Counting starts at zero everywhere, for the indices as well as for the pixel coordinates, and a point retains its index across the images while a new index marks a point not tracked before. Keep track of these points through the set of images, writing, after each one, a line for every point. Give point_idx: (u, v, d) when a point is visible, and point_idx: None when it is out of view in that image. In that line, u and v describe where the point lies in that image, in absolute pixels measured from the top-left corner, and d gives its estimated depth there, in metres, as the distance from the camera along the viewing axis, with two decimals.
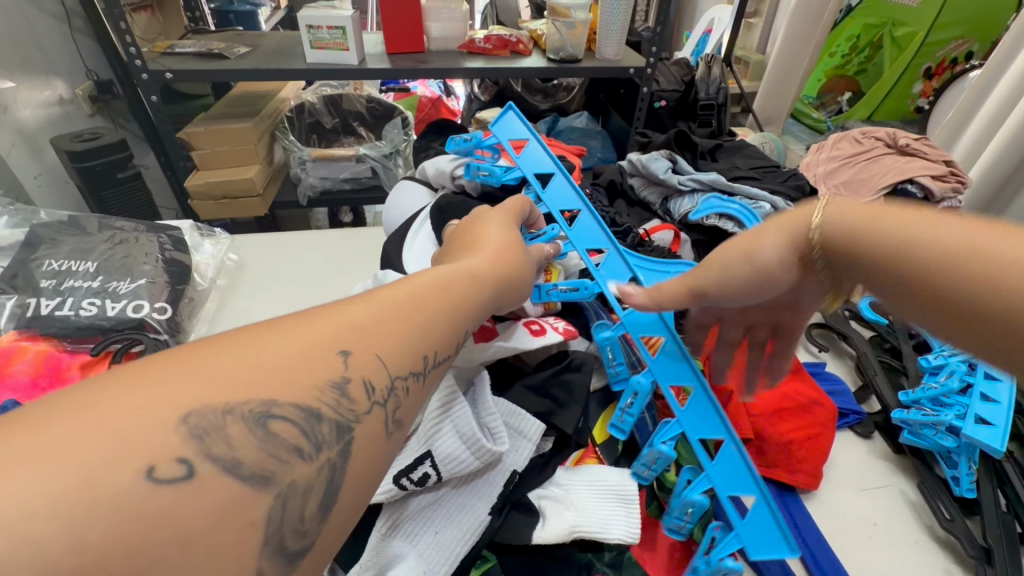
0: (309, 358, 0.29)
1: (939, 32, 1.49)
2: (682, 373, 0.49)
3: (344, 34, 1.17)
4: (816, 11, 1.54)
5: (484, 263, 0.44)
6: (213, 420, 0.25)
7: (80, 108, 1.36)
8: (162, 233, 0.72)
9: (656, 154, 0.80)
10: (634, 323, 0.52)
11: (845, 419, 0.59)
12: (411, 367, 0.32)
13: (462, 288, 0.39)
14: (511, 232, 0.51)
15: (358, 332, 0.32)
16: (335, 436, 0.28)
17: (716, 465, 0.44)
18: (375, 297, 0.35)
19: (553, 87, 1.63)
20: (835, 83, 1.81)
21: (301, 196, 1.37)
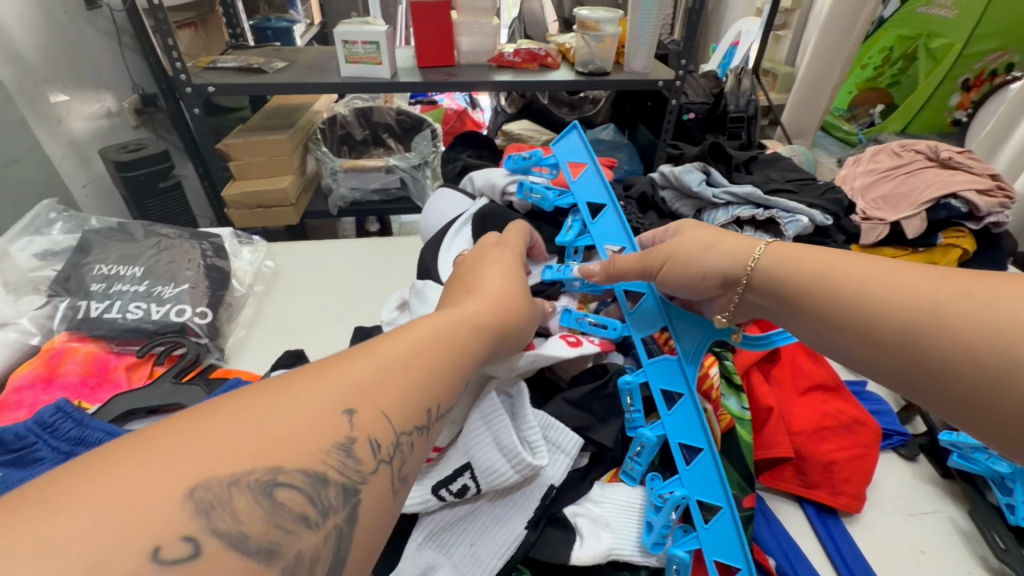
0: (315, 420, 0.28)
1: (977, 44, 1.45)
2: (696, 432, 0.46)
3: (378, 49, 1.20)
4: (849, 22, 1.53)
5: (484, 310, 0.42)
6: (220, 493, 0.24)
7: (126, 120, 1.42)
8: (204, 240, 0.74)
9: (689, 165, 0.80)
10: (656, 373, 0.49)
11: (888, 440, 0.57)
12: (414, 421, 0.32)
13: (464, 336, 0.39)
14: (513, 278, 0.49)
15: (360, 390, 0.31)
16: (341, 500, 0.28)
17: (709, 529, 0.43)
18: (372, 349, 0.34)
19: (580, 100, 1.65)
20: (868, 96, 1.77)
21: (331, 206, 1.41)
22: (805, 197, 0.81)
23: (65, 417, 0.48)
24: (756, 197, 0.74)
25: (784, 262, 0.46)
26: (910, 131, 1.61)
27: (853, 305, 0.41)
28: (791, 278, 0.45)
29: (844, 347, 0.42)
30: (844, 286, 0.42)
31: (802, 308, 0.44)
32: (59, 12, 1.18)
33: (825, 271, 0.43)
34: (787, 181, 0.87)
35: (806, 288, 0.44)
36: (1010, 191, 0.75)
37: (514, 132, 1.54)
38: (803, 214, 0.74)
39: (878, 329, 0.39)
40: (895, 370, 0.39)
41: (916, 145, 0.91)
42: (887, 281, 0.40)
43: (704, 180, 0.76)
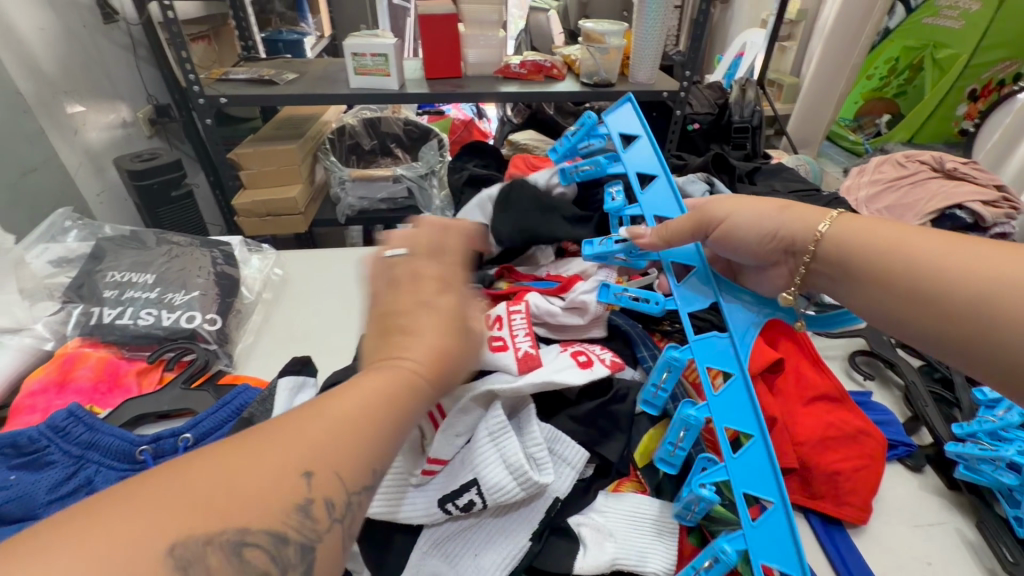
0: (274, 478, 0.29)
1: (983, 54, 1.47)
2: (745, 416, 0.42)
3: (387, 61, 1.22)
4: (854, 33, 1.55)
5: (433, 360, 0.36)
6: (194, 550, 0.26)
7: (141, 130, 1.45)
8: (214, 248, 0.75)
9: (693, 176, 0.80)
10: (704, 351, 0.45)
11: (894, 451, 0.57)
12: (364, 480, 0.32)
13: (407, 393, 0.34)
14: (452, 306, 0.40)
15: (319, 447, 0.30)
16: (299, 557, 0.29)
17: (758, 527, 0.39)
18: (328, 401, 0.32)
19: (586, 110, 1.67)
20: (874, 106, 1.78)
21: (339, 214, 1.43)
22: None
23: (76, 421, 0.48)
24: None
25: (858, 232, 0.46)
26: (916, 140, 1.61)
27: (930, 274, 0.41)
28: (862, 247, 0.45)
29: (913, 317, 0.42)
30: (920, 256, 0.42)
31: (871, 277, 0.45)
32: (78, 26, 1.21)
33: (901, 241, 0.44)
34: (791, 192, 0.87)
35: (878, 258, 0.44)
36: (1016, 202, 0.75)
37: (520, 142, 1.56)
38: None
39: (950, 298, 0.40)
40: (966, 340, 0.40)
41: (920, 156, 0.91)
42: (959, 260, 0.41)
43: (707, 190, 0.77)
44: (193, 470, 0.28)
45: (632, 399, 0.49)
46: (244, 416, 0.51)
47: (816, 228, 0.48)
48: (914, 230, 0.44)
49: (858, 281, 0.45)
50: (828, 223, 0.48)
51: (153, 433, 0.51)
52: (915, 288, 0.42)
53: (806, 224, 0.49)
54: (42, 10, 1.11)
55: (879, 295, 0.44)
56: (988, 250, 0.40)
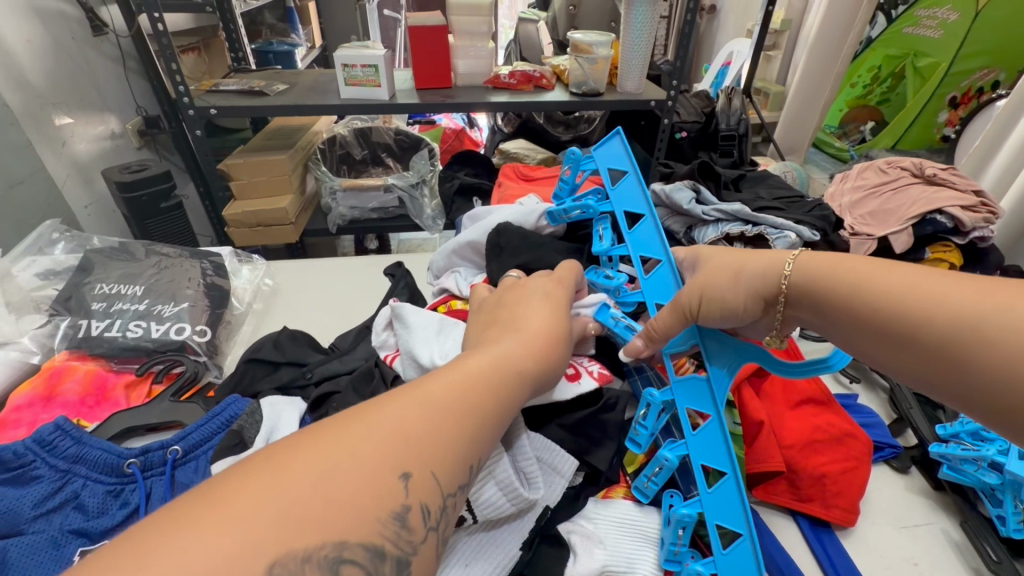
0: (375, 483, 0.29)
1: (964, 62, 1.49)
2: (719, 452, 0.44)
3: (376, 71, 1.23)
4: (836, 43, 1.59)
5: (528, 353, 0.42)
6: (293, 569, 0.26)
7: (130, 141, 1.44)
8: (205, 259, 0.75)
9: (679, 184, 0.82)
10: (683, 392, 0.47)
11: (881, 453, 0.58)
12: (459, 480, 0.33)
13: (506, 383, 0.38)
14: (555, 312, 0.48)
15: (415, 446, 0.31)
16: (395, 572, 0.29)
17: (726, 554, 0.41)
18: (423, 392, 0.34)
19: (575, 120, 1.69)
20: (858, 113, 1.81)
21: (330, 224, 1.41)
22: (793, 214, 0.82)
23: (63, 436, 0.48)
24: (744, 214, 0.75)
25: (821, 273, 0.44)
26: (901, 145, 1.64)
27: (891, 317, 0.40)
28: (827, 288, 0.44)
29: (888, 356, 0.41)
30: (884, 296, 0.40)
31: (841, 319, 0.43)
32: (66, 38, 1.22)
33: (862, 280, 0.42)
34: (776, 199, 0.89)
35: (841, 301, 0.43)
36: (994, 207, 0.77)
37: (510, 151, 1.58)
38: (790, 230, 0.75)
39: (922, 338, 0.38)
40: (944, 381, 0.38)
41: (902, 162, 0.93)
42: (923, 294, 0.39)
43: (693, 199, 0.78)
44: (291, 474, 0.28)
45: (621, 408, 0.49)
46: (234, 427, 0.50)
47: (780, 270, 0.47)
48: (879, 262, 0.42)
49: (832, 322, 0.44)
50: (791, 262, 0.47)
51: (141, 446, 0.50)
52: (882, 331, 0.40)
53: (771, 265, 0.48)
54: (30, 22, 1.11)
55: (854, 336, 0.43)
56: (956, 278, 0.39)
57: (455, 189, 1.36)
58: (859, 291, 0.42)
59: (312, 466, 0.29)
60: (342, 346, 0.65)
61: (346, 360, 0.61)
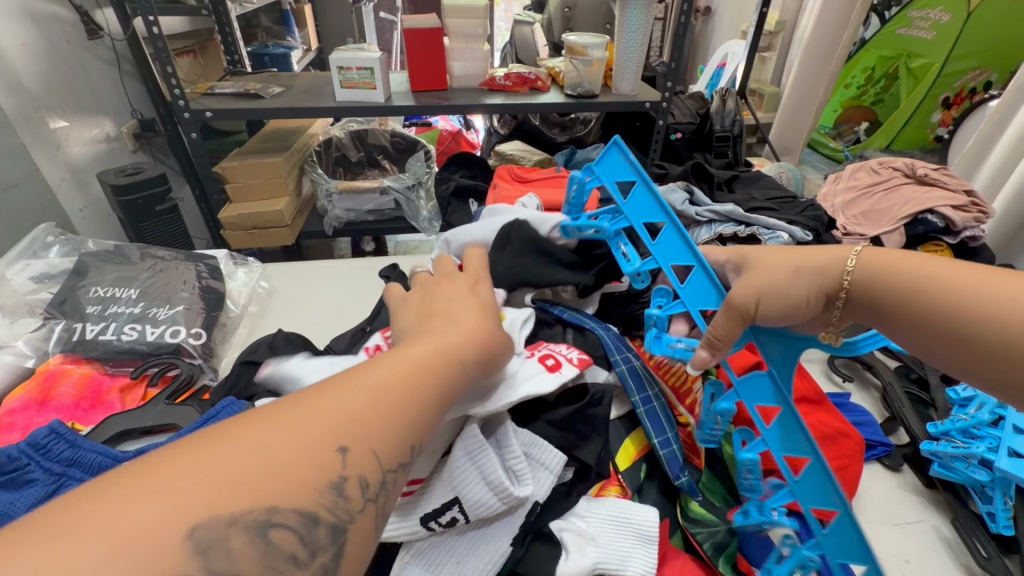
0: (311, 457, 0.29)
1: (956, 63, 1.52)
2: (797, 444, 0.43)
3: (372, 74, 1.23)
4: (830, 45, 1.60)
5: (463, 343, 0.41)
6: (217, 532, 0.26)
7: (125, 144, 1.44)
8: (200, 262, 0.76)
9: (672, 185, 0.82)
10: (749, 390, 0.45)
11: (873, 451, 0.58)
12: (399, 457, 0.33)
13: (448, 369, 0.38)
14: (489, 308, 0.47)
15: (357, 425, 0.31)
16: (329, 540, 0.29)
17: (827, 533, 0.42)
18: (366, 378, 0.34)
19: (571, 121, 1.69)
20: (852, 113, 1.82)
21: (326, 226, 1.42)
22: (786, 214, 0.83)
23: (57, 439, 0.48)
24: (737, 215, 0.76)
25: (886, 268, 0.44)
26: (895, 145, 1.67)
27: (959, 315, 0.40)
28: (888, 284, 0.44)
29: (942, 353, 0.42)
30: (949, 291, 0.41)
31: (899, 319, 0.43)
32: (61, 41, 1.22)
33: (929, 276, 0.42)
34: (769, 200, 0.89)
35: (904, 299, 0.43)
36: (984, 207, 0.77)
37: (507, 153, 1.59)
38: (782, 230, 0.76)
39: (986, 340, 0.39)
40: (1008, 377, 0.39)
41: (894, 162, 0.94)
42: (989, 296, 0.39)
43: (686, 200, 0.79)
44: (227, 445, 0.29)
45: (607, 402, 0.49)
46: None
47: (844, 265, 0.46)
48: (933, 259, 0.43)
49: (888, 319, 0.44)
50: (854, 256, 0.46)
51: (134, 450, 0.51)
52: (946, 328, 0.41)
53: (832, 261, 0.46)
54: (24, 26, 1.11)
55: (911, 332, 0.43)
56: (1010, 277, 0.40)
57: (451, 191, 1.37)
58: (924, 290, 0.42)
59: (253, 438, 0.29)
60: (336, 347, 0.65)
61: (341, 362, 0.61)
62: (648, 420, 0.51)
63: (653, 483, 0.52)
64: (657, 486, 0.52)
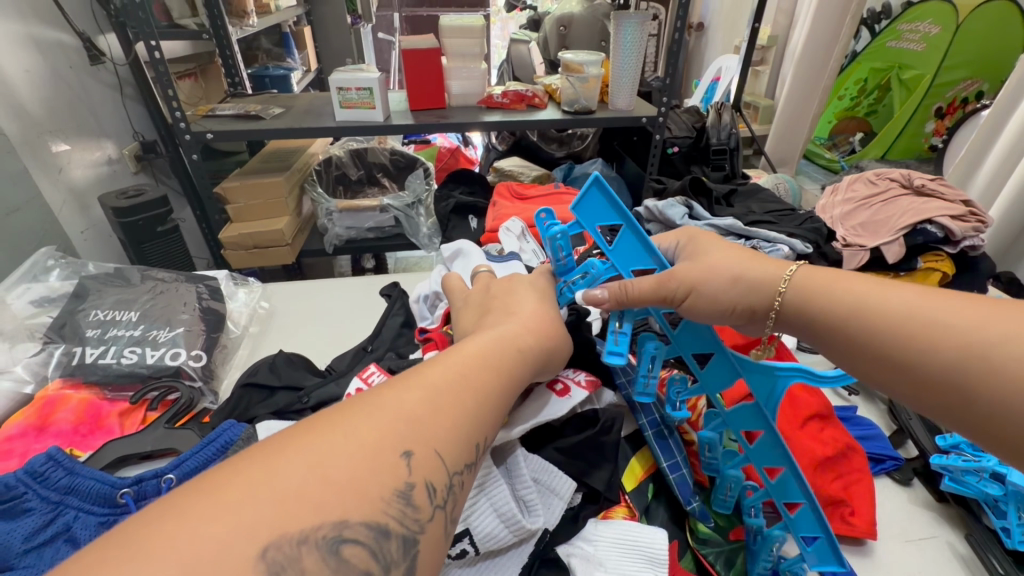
0: (378, 463, 0.30)
1: (946, 74, 1.54)
2: (773, 457, 0.45)
3: (371, 94, 1.24)
4: (822, 60, 1.63)
5: (524, 332, 0.46)
6: (290, 552, 0.26)
7: (127, 166, 1.45)
8: (200, 282, 0.75)
9: (671, 200, 0.82)
10: (733, 418, 0.47)
11: (882, 465, 0.57)
12: (465, 459, 0.34)
13: (507, 361, 0.42)
14: (546, 302, 0.51)
15: (417, 427, 0.33)
16: (402, 552, 0.29)
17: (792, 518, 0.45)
18: (423, 380, 0.36)
19: (569, 136, 1.75)
20: (847, 124, 1.85)
21: (326, 245, 1.41)
22: (785, 227, 0.83)
23: (55, 466, 0.47)
24: (736, 229, 0.75)
25: (816, 289, 0.44)
26: (890, 156, 1.68)
27: (888, 339, 0.39)
28: (824, 306, 0.43)
29: (878, 376, 0.41)
30: (886, 318, 0.40)
31: (834, 338, 0.43)
32: (64, 67, 1.23)
33: (862, 297, 0.42)
34: (768, 213, 0.90)
35: (840, 318, 0.42)
36: (983, 216, 0.77)
37: (505, 169, 1.65)
38: (783, 243, 0.75)
39: (922, 366, 0.38)
40: (947, 407, 0.37)
41: (890, 173, 0.94)
42: (930, 316, 0.38)
43: (686, 215, 0.78)
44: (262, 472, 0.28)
45: (617, 428, 0.48)
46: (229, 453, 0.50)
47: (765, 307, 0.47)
48: (883, 283, 0.42)
49: (826, 342, 0.44)
50: (791, 274, 0.46)
51: (134, 476, 0.50)
52: (875, 350, 0.40)
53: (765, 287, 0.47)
54: (29, 53, 1.13)
55: (851, 358, 0.42)
56: (964, 297, 0.38)
57: (451, 208, 1.38)
58: (854, 310, 0.41)
59: (312, 445, 0.29)
60: (338, 368, 0.64)
61: (342, 383, 0.60)
62: (656, 446, 0.50)
63: (661, 504, 0.51)
64: (664, 506, 0.52)
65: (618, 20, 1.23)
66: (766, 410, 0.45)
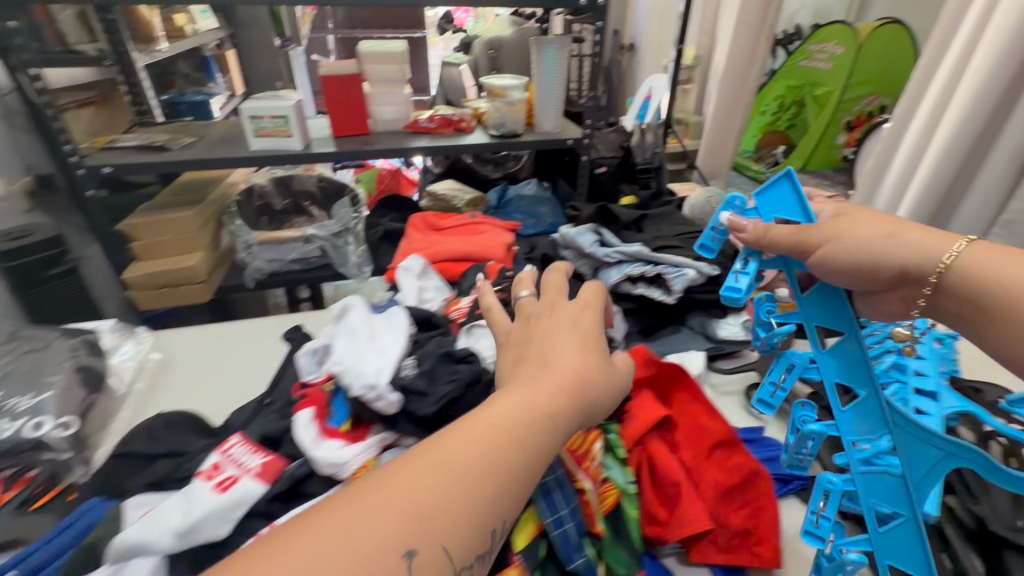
0: (383, 560, 0.34)
1: (852, 90, 1.67)
2: (905, 540, 0.43)
3: (287, 122, 1.19)
4: (741, 78, 1.71)
5: (558, 393, 0.45)
6: None
7: (16, 204, 1.32)
8: (75, 337, 0.67)
9: (584, 228, 0.81)
10: (870, 477, 0.46)
11: (789, 486, 0.58)
12: (475, 542, 0.38)
13: (534, 435, 0.43)
14: (584, 347, 0.51)
15: (425, 522, 0.36)
16: None
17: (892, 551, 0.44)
18: (447, 464, 0.39)
19: (503, 158, 1.80)
20: (769, 138, 1.96)
21: (248, 279, 1.33)
22: (691, 252, 0.78)
23: None
24: (644, 255, 0.73)
25: (984, 270, 0.48)
26: (810, 165, 1.80)
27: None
28: (994, 287, 0.47)
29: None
30: None
31: (993, 316, 0.47)
32: None
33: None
34: (677, 237, 0.84)
35: (1003, 302, 0.46)
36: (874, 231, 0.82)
37: (438, 193, 1.63)
38: (689, 268, 0.72)
39: None
40: None
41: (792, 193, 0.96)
42: None
43: (596, 241, 0.77)
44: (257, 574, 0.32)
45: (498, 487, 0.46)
46: (89, 541, 0.45)
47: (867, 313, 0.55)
48: None
49: (985, 319, 0.48)
50: (962, 246, 0.50)
51: None
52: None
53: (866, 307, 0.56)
54: None
55: (981, 327, 0.48)
56: None
57: (381, 235, 1.38)
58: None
59: (322, 542, 0.34)
60: (232, 424, 0.59)
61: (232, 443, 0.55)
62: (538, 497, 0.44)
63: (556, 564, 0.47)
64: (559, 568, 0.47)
65: (539, 46, 1.25)
66: (911, 480, 0.43)
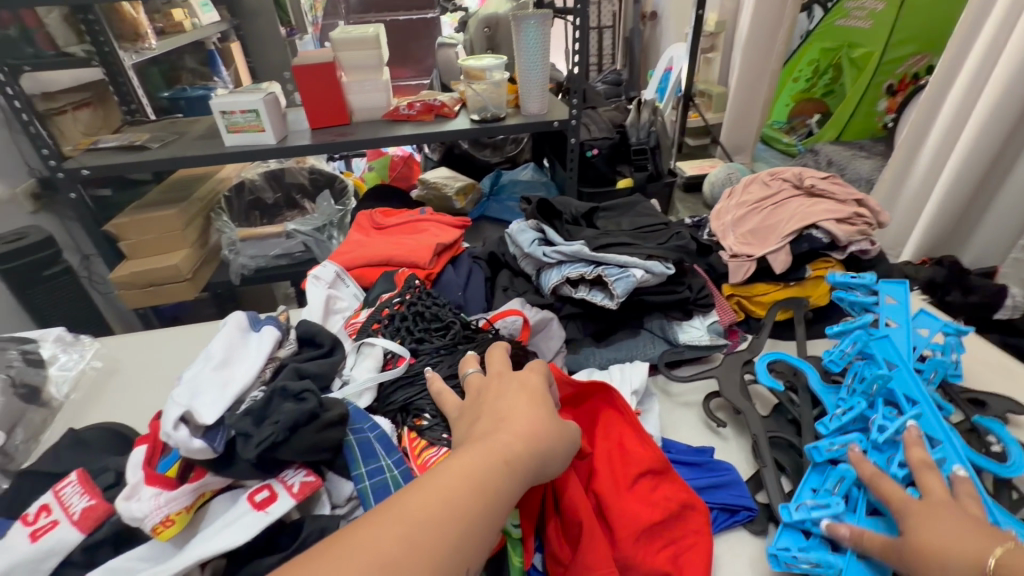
0: None
1: (896, 49, 1.49)
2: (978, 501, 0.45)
3: (258, 116, 1.17)
4: (770, 38, 1.55)
5: (514, 439, 0.41)
6: None
7: (21, 206, 1.30)
8: (15, 346, 0.68)
9: (525, 224, 0.77)
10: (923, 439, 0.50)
11: (736, 517, 0.52)
12: None
13: (494, 478, 0.38)
14: (540, 391, 0.47)
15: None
16: None
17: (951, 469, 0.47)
18: (400, 515, 0.34)
19: (501, 141, 1.73)
20: (805, 106, 1.79)
21: (233, 275, 1.33)
22: (644, 247, 0.71)
23: None
24: (586, 254, 0.69)
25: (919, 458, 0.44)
26: (846, 136, 1.64)
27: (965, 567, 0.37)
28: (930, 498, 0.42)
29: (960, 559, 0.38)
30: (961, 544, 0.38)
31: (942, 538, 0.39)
32: None
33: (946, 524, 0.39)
34: (635, 230, 0.79)
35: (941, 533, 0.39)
36: (868, 218, 0.73)
37: (430, 181, 1.54)
38: (636, 267, 0.68)
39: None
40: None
41: (783, 173, 0.87)
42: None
43: (537, 239, 0.74)
44: None
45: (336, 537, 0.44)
46: None
47: (981, 557, 0.36)
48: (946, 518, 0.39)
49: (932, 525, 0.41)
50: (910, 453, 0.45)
51: None
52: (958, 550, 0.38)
53: (960, 549, 0.38)
54: None
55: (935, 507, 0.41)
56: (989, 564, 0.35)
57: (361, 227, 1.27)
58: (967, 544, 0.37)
59: None
60: None
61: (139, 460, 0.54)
62: None
63: None
64: None
65: (516, 22, 1.16)
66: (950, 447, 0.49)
